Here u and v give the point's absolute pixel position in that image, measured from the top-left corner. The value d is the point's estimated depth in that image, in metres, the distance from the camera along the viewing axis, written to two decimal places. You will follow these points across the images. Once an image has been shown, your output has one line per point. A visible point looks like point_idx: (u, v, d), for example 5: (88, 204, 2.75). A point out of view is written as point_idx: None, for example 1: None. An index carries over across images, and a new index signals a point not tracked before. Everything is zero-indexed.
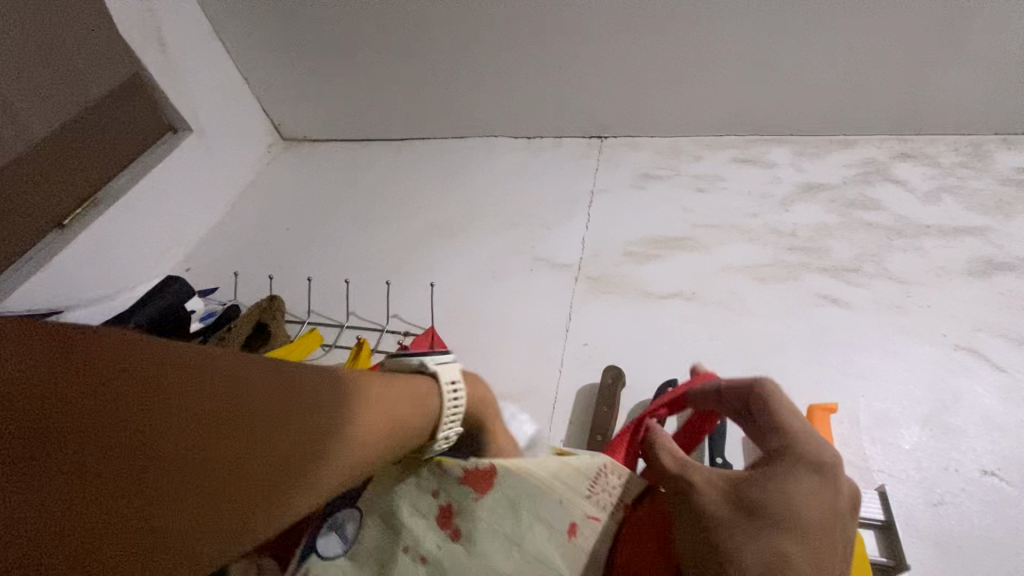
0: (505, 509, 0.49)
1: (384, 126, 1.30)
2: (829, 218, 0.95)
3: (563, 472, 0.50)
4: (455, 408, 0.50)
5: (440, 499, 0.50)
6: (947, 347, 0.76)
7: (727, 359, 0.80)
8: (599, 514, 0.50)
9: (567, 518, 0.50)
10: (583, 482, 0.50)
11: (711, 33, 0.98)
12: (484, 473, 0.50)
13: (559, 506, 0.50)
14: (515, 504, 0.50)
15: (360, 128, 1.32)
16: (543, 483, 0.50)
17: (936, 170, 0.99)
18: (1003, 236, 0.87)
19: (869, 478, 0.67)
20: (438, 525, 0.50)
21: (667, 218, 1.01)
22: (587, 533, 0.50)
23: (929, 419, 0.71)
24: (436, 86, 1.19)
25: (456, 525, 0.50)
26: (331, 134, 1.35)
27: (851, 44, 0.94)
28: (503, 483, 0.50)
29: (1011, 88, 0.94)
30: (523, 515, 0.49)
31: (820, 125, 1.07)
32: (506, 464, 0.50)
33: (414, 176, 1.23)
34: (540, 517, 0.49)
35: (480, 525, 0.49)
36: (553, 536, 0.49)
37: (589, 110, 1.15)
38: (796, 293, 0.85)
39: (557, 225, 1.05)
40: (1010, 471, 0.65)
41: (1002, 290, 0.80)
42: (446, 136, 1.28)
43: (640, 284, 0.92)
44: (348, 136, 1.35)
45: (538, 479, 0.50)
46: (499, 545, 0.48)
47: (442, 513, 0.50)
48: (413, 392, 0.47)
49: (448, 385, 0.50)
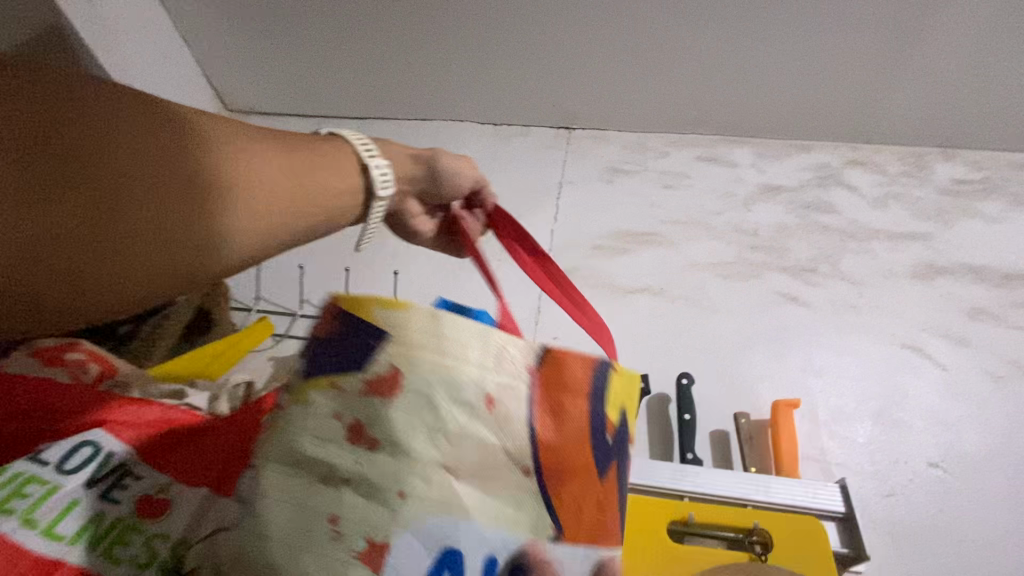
0: (421, 403, 0.34)
1: (346, 104, 1.24)
2: (788, 219, 0.98)
3: (474, 345, 0.36)
4: (367, 147, 0.50)
5: (338, 420, 0.33)
6: (895, 346, 0.78)
7: (695, 354, 0.80)
8: (513, 380, 0.37)
9: (481, 389, 0.36)
10: (490, 349, 0.37)
11: (680, 34, 0.96)
12: (384, 375, 0.34)
13: (475, 382, 0.36)
14: (427, 395, 0.34)
15: (319, 104, 1.25)
16: (457, 360, 0.36)
17: (884, 178, 1.05)
18: (942, 241, 0.92)
19: (829, 473, 0.67)
20: (352, 455, 0.33)
21: (636, 213, 1.02)
22: (511, 403, 0.37)
23: (880, 414, 0.71)
24: (398, 69, 1.13)
25: (374, 437, 0.33)
26: (288, 108, 1.27)
27: (812, 53, 0.95)
28: (417, 378, 0.34)
29: (949, 106, 1.00)
30: (441, 407, 0.34)
31: (779, 130, 1.11)
32: (405, 351, 0.34)
33: None
34: (461, 403, 0.35)
35: (402, 427, 0.33)
36: (481, 418, 0.36)
37: (559, 102, 1.13)
38: (761, 290, 0.86)
39: (525, 215, 1.03)
40: (951, 463, 0.67)
41: (944, 291, 0.84)
42: (410, 117, 1.23)
43: (609, 277, 0.91)
44: (306, 110, 1.27)
45: (449, 360, 0.35)
46: (432, 463, 0.34)
47: (349, 432, 0.33)
48: (331, 165, 0.45)
49: (364, 144, 0.50)
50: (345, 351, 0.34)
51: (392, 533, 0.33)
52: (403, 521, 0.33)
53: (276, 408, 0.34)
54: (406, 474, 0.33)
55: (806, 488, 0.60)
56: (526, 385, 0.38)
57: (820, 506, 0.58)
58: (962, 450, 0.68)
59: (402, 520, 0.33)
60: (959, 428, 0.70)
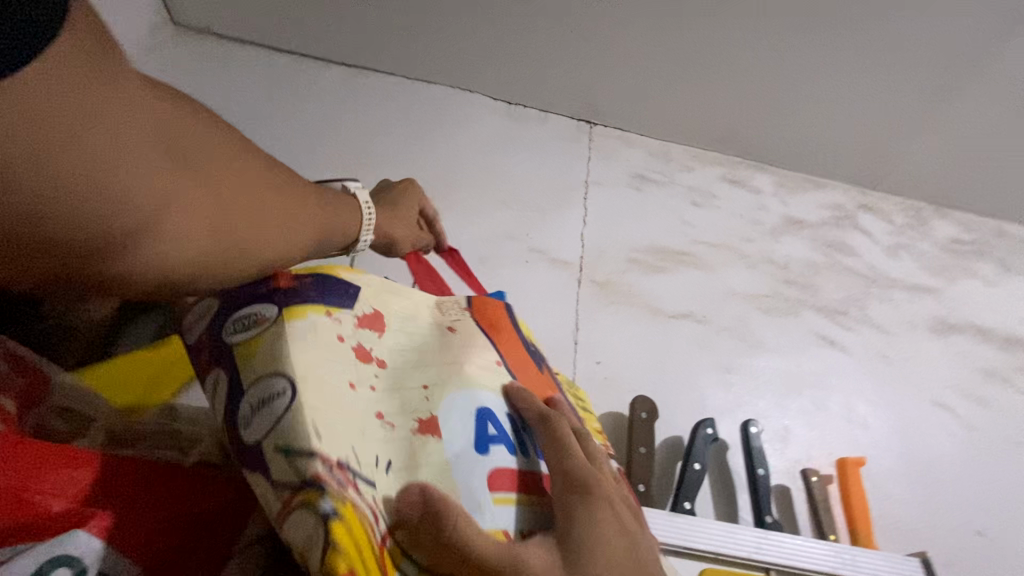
0: (398, 325, 0.41)
1: (310, 38, 0.94)
2: (815, 257, 0.96)
3: (424, 303, 0.44)
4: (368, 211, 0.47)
5: (347, 338, 0.35)
6: (927, 403, 0.78)
7: (744, 397, 0.74)
8: (454, 320, 0.44)
9: (437, 324, 0.43)
10: (431, 306, 0.44)
11: (759, 47, 0.85)
12: (369, 312, 0.39)
13: (431, 325, 0.43)
14: (402, 323, 0.41)
15: (277, 33, 0.94)
16: (416, 307, 0.43)
17: (892, 228, 1.05)
18: (951, 298, 0.95)
19: (889, 535, 0.65)
20: (361, 365, 0.36)
21: (669, 227, 0.93)
22: (465, 327, 0.44)
23: (924, 473, 0.71)
24: (402, 13, 0.88)
25: (377, 355, 0.38)
26: (229, 29, 0.94)
27: (877, 94, 0.90)
28: (391, 311, 0.41)
29: (962, 169, 1.01)
30: (420, 337, 0.41)
31: (804, 162, 1.05)
32: (376, 293, 0.41)
33: (361, 119, 0.92)
34: (426, 331, 0.42)
35: (395, 350, 0.39)
36: (449, 350, 0.41)
37: (588, 91, 0.97)
38: (800, 330, 0.83)
39: (551, 214, 0.88)
40: (993, 530, 0.68)
41: (959, 349, 0.86)
42: (401, 74, 0.98)
43: (648, 298, 0.81)
44: (255, 37, 0.96)
45: (407, 301, 0.43)
46: (435, 368, 0.39)
47: (358, 354, 0.36)
48: (342, 210, 0.44)
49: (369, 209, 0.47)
50: (327, 286, 0.37)
51: (434, 408, 0.36)
52: (427, 397, 0.37)
53: (285, 323, 0.33)
54: (421, 373, 0.38)
55: (893, 565, 0.57)
56: (471, 320, 0.45)
57: None
58: (999, 514, 0.70)
59: (434, 399, 0.37)
60: (991, 488, 0.72)
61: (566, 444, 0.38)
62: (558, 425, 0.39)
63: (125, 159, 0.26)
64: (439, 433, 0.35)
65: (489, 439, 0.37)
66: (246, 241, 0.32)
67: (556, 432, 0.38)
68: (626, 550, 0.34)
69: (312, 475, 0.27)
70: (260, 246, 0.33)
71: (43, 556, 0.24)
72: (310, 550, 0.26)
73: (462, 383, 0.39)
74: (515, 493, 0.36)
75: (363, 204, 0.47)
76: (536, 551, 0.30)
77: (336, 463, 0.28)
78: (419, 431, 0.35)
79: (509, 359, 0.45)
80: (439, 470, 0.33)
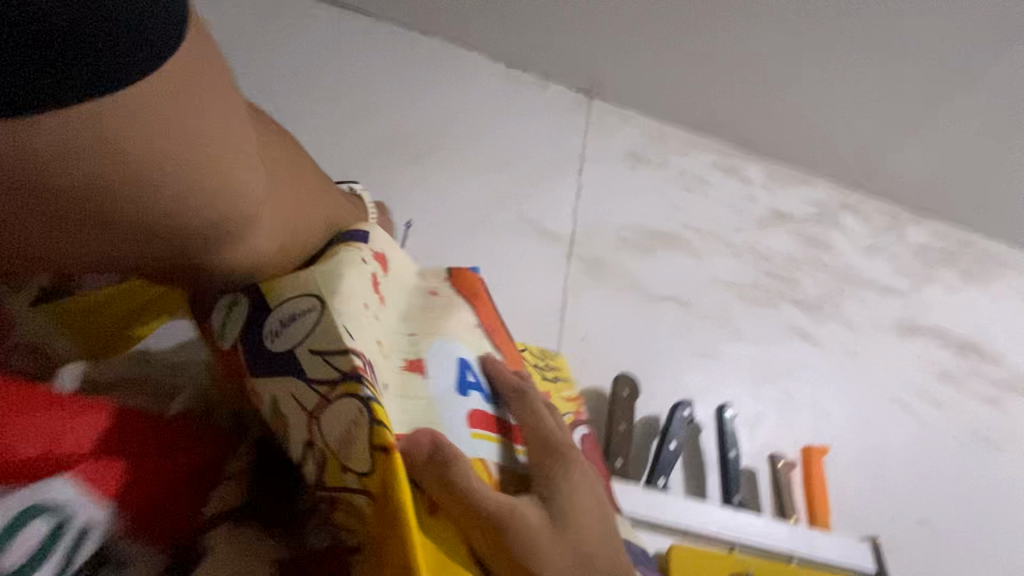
0: (396, 278, 0.40)
1: None
2: (797, 251, 0.97)
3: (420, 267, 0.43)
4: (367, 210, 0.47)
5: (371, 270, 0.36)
6: (887, 400, 0.82)
7: (720, 383, 0.75)
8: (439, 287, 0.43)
9: (422, 287, 0.42)
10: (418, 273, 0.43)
11: (768, 35, 0.84)
12: (380, 253, 0.39)
13: (418, 288, 0.42)
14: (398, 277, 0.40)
15: None
16: (406, 269, 0.42)
17: (871, 229, 1.07)
18: (917, 302, 0.99)
19: (841, 520, 0.69)
20: (374, 296, 0.36)
21: (660, 210, 0.92)
22: (447, 293, 0.42)
23: (878, 464, 0.75)
24: None
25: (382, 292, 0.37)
26: None
27: (875, 96, 0.91)
28: (393, 262, 0.41)
29: (941, 179, 1.04)
30: (411, 296, 0.41)
31: (795, 157, 1.06)
32: (385, 243, 0.40)
33: (352, 64, 0.86)
34: (417, 292, 0.41)
35: (394, 297, 0.39)
36: (437, 311, 0.40)
37: (593, 62, 0.94)
38: (777, 322, 0.85)
39: (545, 185, 0.86)
40: (932, 520, 0.73)
41: (920, 351, 0.91)
42: (397, 21, 0.92)
43: (635, 280, 0.81)
44: None
45: (403, 260, 0.42)
46: (421, 321, 0.39)
47: (371, 283, 0.36)
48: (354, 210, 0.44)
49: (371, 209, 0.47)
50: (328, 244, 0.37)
51: (421, 352, 0.36)
52: (414, 343, 0.36)
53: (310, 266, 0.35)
54: (412, 325, 0.38)
55: (845, 548, 0.61)
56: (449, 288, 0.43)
57: (856, 566, 0.60)
58: (939, 506, 0.75)
59: (422, 344, 0.37)
60: (935, 481, 0.77)
61: (541, 416, 0.37)
62: (532, 399, 0.38)
63: (231, 165, 0.28)
64: (426, 372, 0.35)
65: (467, 385, 0.36)
66: (300, 227, 0.35)
67: (530, 405, 0.37)
68: (599, 512, 0.35)
69: (349, 367, 0.29)
70: (309, 233, 0.36)
71: (29, 501, 0.25)
72: (349, 435, 0.29)
73: (442, 333, 0.38)
74: (492, 431, 0.36)
75: (367, 204, 0.47)
76: (528, 513, 0.30)
77: (370, 361, 0.32)
78: (404, 370, 0.35)
79: (486, 322, 0.43)
80: (423, 404, 0.33)
